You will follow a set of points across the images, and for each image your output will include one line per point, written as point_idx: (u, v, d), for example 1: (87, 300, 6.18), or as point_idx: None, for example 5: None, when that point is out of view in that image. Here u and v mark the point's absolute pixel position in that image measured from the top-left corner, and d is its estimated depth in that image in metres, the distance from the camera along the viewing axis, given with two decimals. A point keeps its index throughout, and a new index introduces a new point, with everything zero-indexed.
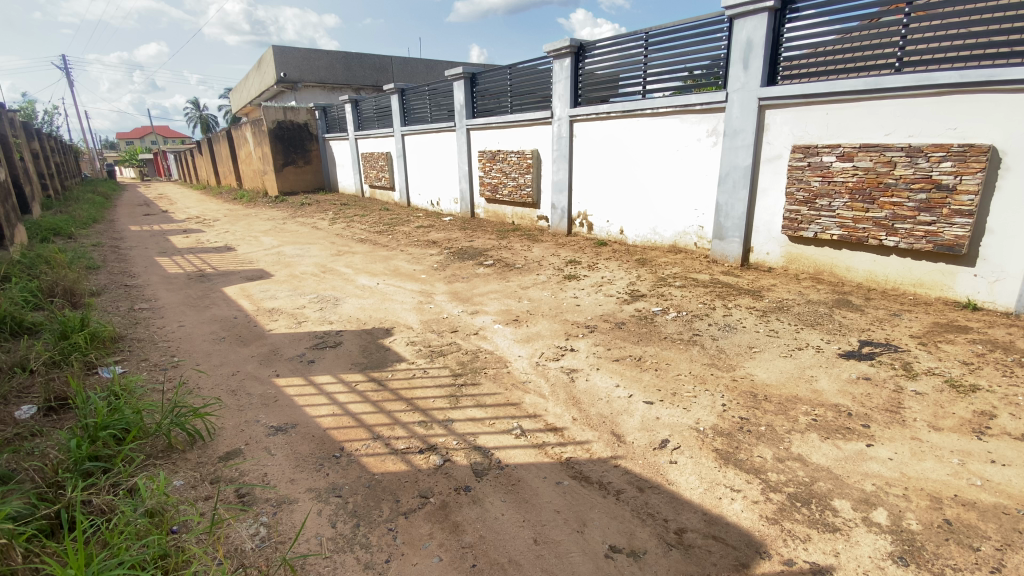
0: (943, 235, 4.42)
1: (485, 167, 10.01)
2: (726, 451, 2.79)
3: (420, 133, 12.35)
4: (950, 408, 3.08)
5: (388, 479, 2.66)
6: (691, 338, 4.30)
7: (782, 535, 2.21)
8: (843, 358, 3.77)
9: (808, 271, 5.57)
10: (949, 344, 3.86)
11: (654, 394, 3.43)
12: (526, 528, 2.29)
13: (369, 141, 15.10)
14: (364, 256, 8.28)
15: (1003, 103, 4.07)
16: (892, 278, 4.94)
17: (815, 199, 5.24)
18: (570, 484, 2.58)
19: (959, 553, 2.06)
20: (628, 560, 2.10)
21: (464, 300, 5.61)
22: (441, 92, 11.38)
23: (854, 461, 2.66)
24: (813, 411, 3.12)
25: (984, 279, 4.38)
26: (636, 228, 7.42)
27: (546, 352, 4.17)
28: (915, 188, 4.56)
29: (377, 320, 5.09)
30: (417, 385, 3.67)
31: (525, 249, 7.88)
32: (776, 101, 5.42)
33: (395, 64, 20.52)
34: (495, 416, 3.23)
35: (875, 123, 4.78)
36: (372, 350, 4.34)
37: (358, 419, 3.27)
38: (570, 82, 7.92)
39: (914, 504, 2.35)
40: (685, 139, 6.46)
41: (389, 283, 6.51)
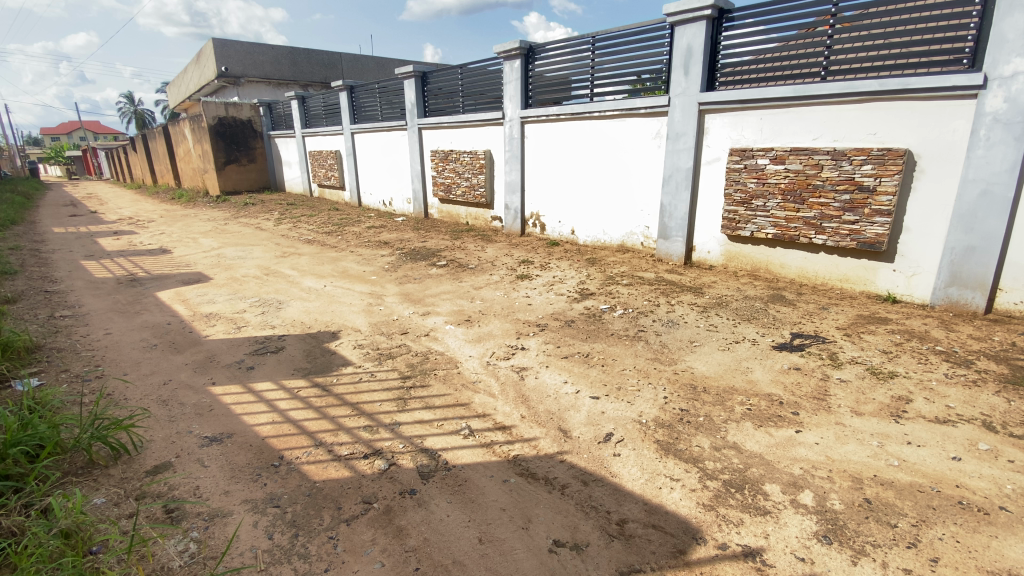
0: (865, 233, 4.75)
1: (438, 167, 9.92)
2: (667, 442, 2.87)
3: (371, 132, 12.08)
4: (871, 394, 3.30)
5: (330, 486, 2.58)
6: (637, 333, 4.42)
7: (716, 520, 2.30)
8: (776, 350, 3.97)
9: (746, 268, 5.85)
10: (871, 334, 4.14)
11: (600, 389, 3.50)
12: (471, 528, 2.27)
13: (317, 139, 14.64)
14: (311, 257, 8.01)
15: (916, 110, 4.42)
16: (821, 274, 5.25)
17: (751, 200, 5.50)
18: (516, 482, 2.59)
19: (878, 531, 2.21)
20: (572, 553, 2.13)
21: (416, 301, 5.53)
22: (392, 91, 11.18)
23: (784, 446, 2.80)
24: (747, 401, 3.26)
25: (903, 274, 4.74)
26: (586, 229, 7.55)
27: (497, 351, 4.17)
28: (840, 189, 4.86)
29: (323, 323, 4.94)
30: (363, 389, 3.57)
31: (478, 250, 7.86)
32: (715, 105, 5.66)
33: (345, 61, 19.98)
34: (443, 417, 3.19)
35: (804, 129, 5.08)
36: (316, 354, 4.20)
37: (300, 426, 3.16)
38: (520, 83, 7.98)
39: (838, 485, 2.50)
40: (631, 142, 6.64)
41: (337, 285, 6.33)
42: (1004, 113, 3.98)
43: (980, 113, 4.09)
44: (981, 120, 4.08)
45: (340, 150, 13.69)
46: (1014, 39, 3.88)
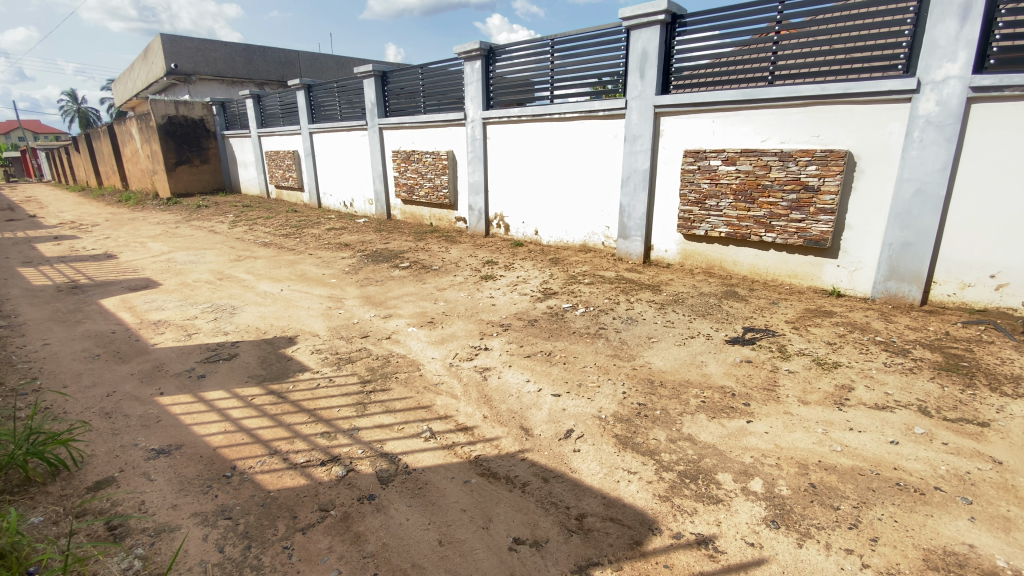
0: (810, 231, 4.98)
1: (400, 167, 9.80)
2: (625, 436, 2.93)
3: (330, 131, 11.82)
4: (816, 384, 3.46)
5: (285, 496, 2.51)
6: (597, 331, 4.50)
7: (672, 511, 2.36)
8: (729, 344, 4.11)
9: (701, 266, 6.02)
10: (817, 327, 4.34)
11: (561, 386, 3.54)
12: (431, 530, 2.26)
13: (274, 139, 14.21)
14: (268, 261, 7.76)
15: (855, 114, 4.67)
16: (771, 270, 5.47)
17: (704, 200, 5.67)
18: (477, 482, 2.58)
19: (821, 513, 2.32)
20: (531, 550, 2.14)
21: (377, 304, 5.44)
22: (352, 90, 10.97)
23: (736, 437, 2.90)
24: (702, 394, 3.37)
25: (846, 269, 4.99)
26: (549, 230, 7.61)
27: (459, 352, 4.15)
28: (787, 188, 5.07)
29: (279, 329, 4.80)
30: (320, 395, 3.49)
31: (442, 251, 7.81)
32: (671, 108, 5.82)
33: (303, 59, 19.45)
34: (404, 420, 3.15)
35: (753, 131, 5.29)
36: (272, 361, 4.07)
37: (253, 435, 3.06)
38: (481, 83, 7.98)
39: (786, 471, 2.61)
40: (591, 144, 6.76)
41: (295, 288, 6.17)
42: (935, 115, 4.23)
43: (914, 116, 4.34)
44: (915, 122, 4.34)
45: (298, 150, 13.33)
46: (946, 45, 4.14)
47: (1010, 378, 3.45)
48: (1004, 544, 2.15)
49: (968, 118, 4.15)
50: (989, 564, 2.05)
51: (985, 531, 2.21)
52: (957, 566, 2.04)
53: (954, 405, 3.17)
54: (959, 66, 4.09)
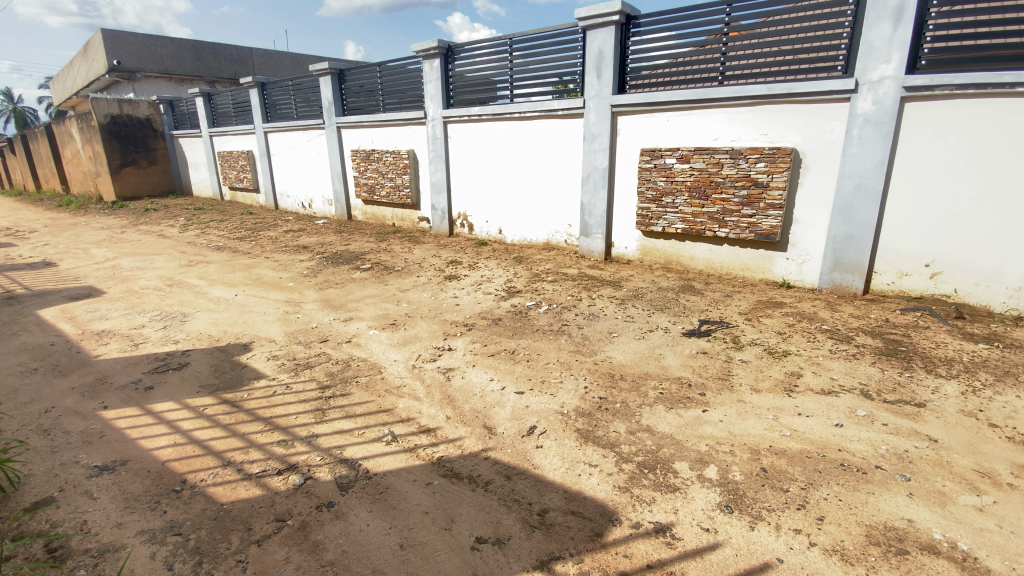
0: (761, 225, 5.17)
1: (360, 167, 9.62)
2: (586, 430, 2.98)
3: (286, 131, 11.48)
4: (768, 371, 3.61)
5: (239, 507, 2.43)
6: (560, 328, 4.54)
7: (631, 501, 2.42)
8: (686, 336, 4.23)
9: (659, 261, 6.17)
10: (769, 318, 4.52)
11: (524, 383, 3.56)
12: (392, 534, 2.23)
13: (227, 139, 13.70)
14: (221, 265, 7.48)
15: (799, 112, 4.88)
16: (725, 264, 5.65)
17: (661, 197, 5.81)
18: (440, 483, 2.56)
19: (772, 496, 2.42)
20: (493, 549, 2.15)
21: (337, 307, 5.32)
22: (308, 88, 10.69)
23: (692, 426, 2.99)
24: (660, 385, 3.46)
25: (794, 262, 5.21)
26: (512, 229, 7.63)
27: (423, 354, 4.10)
28: (738, 185, 5.25)
29: (234, 335, 4.64)
30: (277, 403, 3.38)
31: (405, 251, 7.72)
32: (627, 108, 5.93)
33: (256, 56, 18.79)
34: (364, 425, 3.09)
35: (706, 130, 5.45)
36: (225, 369, 3.93)
37: (205, 446, 2.94)
38: (440, 82, 7.93)
39: (739, 457, 2.70)
40: (551, 143, 6.82)
41: (250, 293, 5.97)
42: (873, 114, 4.47)
43: (853, 115, 4.57)
44: (854, 121, 4.57)
45: (253, 150, 12.89)
46: (881, 47, 4.37)
47: (943, 361, 3.68)
48: (938, 517, 2.29)
49: (902, 117, 4.40)
50: (926, 537, 2.18)
51: (922, 506, 2.36)
52: (897, 540, 2.17)
53: (893, 387, 3.36)
54: (893, 67, 4.33)
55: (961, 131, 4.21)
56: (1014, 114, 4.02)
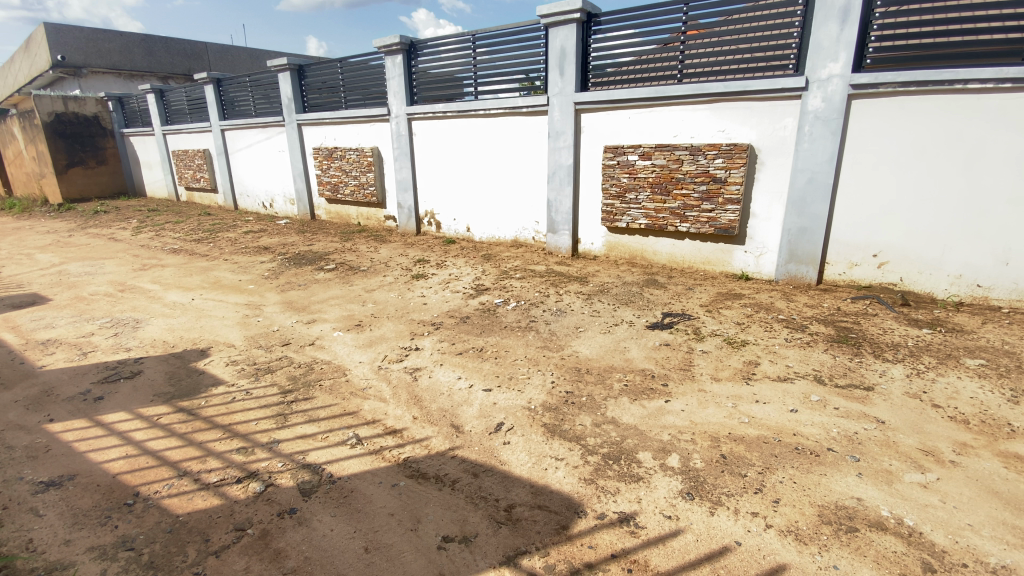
0: (720, 220, 5.32)
1: (322, 165, 9.41)
2: (553, 424, 3.01)
3: (244, 128, 11.12)
4: (727, 361, 3.72)
5: (196, 519, 2.35)
6: (528, 324, 4.56)
7: (596, 492, 2.46)
8: (650, 329, 4.31)
9: (624, 256, 6.27)
10: (728, 309, 4.65)
11: (492, 380, 3.56)
12: (356, 538, 2.20)
13: (182, 137, 13.18)
14: (177, 268, 7.20)
15: (755, 109, 5.03)
16: (688, 259, 5.78)
17: (625, 194, 5.90)
18: (406, 484, 2.54)
19: (731, 481, 2.50)
20: (460, 547, 2.15)
21: (300, 309, 5.19)
22: (267, 84, 10.38)
23: (656, 416, 3.06)
24: (624, 377, 3.53)
25: (752, 254, 5.38)
26: (480, 226, 7.60)
27: (389, 354, 4.05)
28: (698, 181, 5.37)
29: (190, 341, 4.48)
30: (236, 409, 3.28)
31: (371, 251, 7.61)
32: (590, 105, 6.00)
33: (212, 51, 18.09)
34: (328, 428, 3.03)
35: (666, 127, 5.56)
36: (181, 376, 3.79)
37: (159, 457, 2.83)
38: (403, 78, 7.82)
39: (700, 445, 2.78)
40: (517, 140, 6.83)
41: (208, 297, 5.77)
42: (822, 111, 4.65)
43: (805, 112, 4.74)
44: (805, 118, 4.74)
45: (209, 148, 12.43)
46: (829, 46, 4.54)
47: (890, 346, 3.87)
48: (885, 494, 2.42)
49: (849, 113, 4.59)
50: (874, 514, 2.30)
51: (871, 485, 2.48)
52: (847, 518, 2.27)
53: (844, 372, 3.52)
54: (841, 66, 4.51)
55: (905, 127, 4.41)
56: (952, 110, 4.23)
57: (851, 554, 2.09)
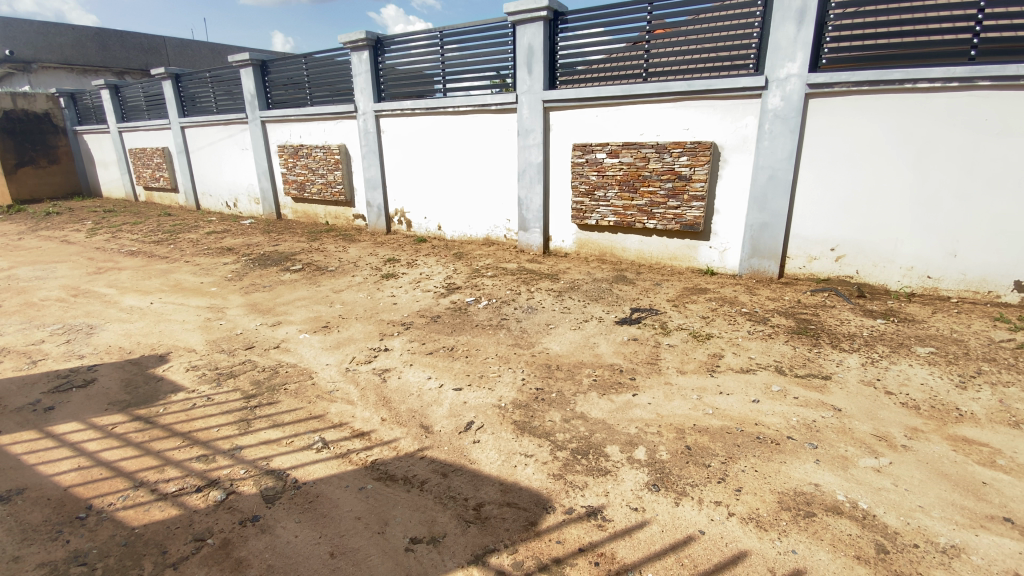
0: (685, 216, 5.42)
1: (288, 163, 9.19)
2: (523, 421, 3.02)
3: (205, 126, 10.77)
4: (693, 354, 3.80)
5: (153, 530, 2.27)
6: (499, 322, 4.56)
7: (565, 487, 2.48)
8: (619, 324, 4.37)
9: (594, 253, 6.33)
10: (694, 303, 4.76)
11: (462, 379, 3.55)
12: (322, 544, 2.16)
13: (139, 135, 12.68)
14: (135, 271, 6.93)
15: (717, 108, 5.14)
16: (655, 255, 5.88)
17: (594, 191, 5.95)
18: (373, 487, 2.51)
19: (695, 472, 2.56)
20: (428, 548, 2.13)
21: (264, 312, 5.06)
22: (228, 80, 10.08)
23: (623, 410, 3.11)
24: (593, 373, 3.57)
25: (717, 250, 5.50)
26: (451, 224, 7.56)
27: (357, 356, 4.00)
28: (664, 178, 5.46)
29: (148, 346, 4.32)
30: (197, 416, 3.18)
31: (340, 250, 7.48)
32: (558, 103, 6.03)
33: (170, 46, 17.44)
34: (293, 433, 2.97)
35: (633, 125, 5.64)
36: (138, 383, 3.65)
37: (114, 468, 2.72)
38: (370, 75, 7.70)
39: (666, 437, 2.84)
40: (486, 137, 6.81)
41: (168, 300, 5.57)
42: (781, 110, 4.79)
43: (764, 110, 4.88)
44: (765, 116, 4.88)
45: (169, 146, 11.99)
46: (786, 46, 4.68)
47: (847, 336, 4.02)
48: (840, 479, 2.51)
49: (807, 112, 4.75)
50: (830, 498, 2.39)
51: (828, 470, 2.57)
52: (805, 504, 2.35)
53: (803, 362, 3.65)
54: (798, 66, 4.65)
55: (859, 125, 4.58)
56: (903, 109, 4.41)
57: (809, 538, 2.16)
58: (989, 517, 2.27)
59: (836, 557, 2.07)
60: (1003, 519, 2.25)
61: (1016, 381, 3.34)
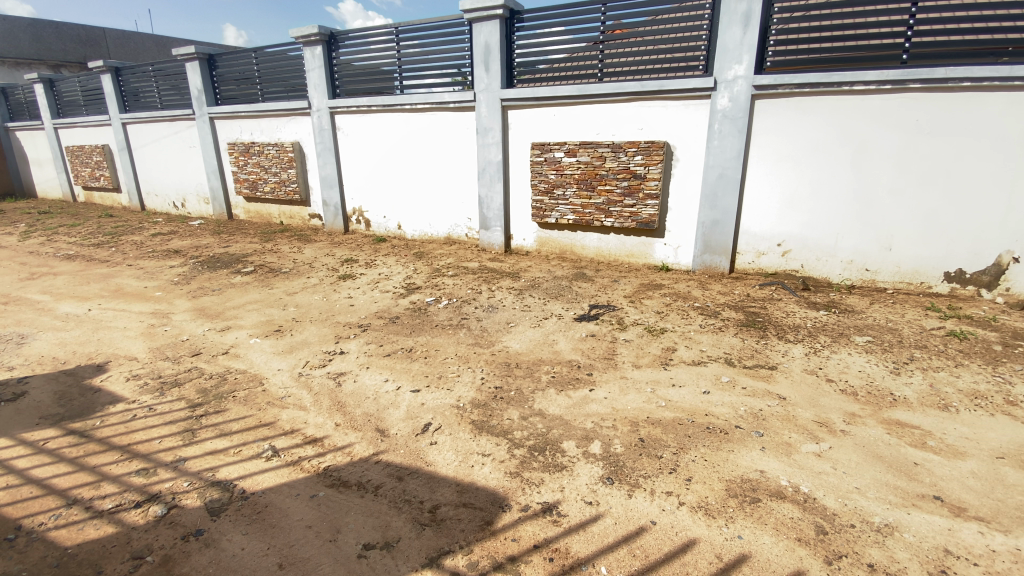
0: (641, 214, 5.54)
1: (239, 161, 8.87)
2: (481, 420, 3.02)
3: (149, 122, 10.25)
4: (647, 348, 3.89)
5: (88, 550, 2.15)
6: (459, 322, 4.54)
7: (521, 485, 2.50)
8: (577, 321, 4.43)
9: (554, 251, 6.39)
10: (650, 299, 4.87)
11: (420, 381, 3.52)
12: (270, 555, 2.10)
13: (76, 131, 11.95)
14: (72, 276, 6.53)
15: (670, 108, 5.27)
16: (613, 252, 5.99)
17: (553, 190, 6.00)
18: (325, 494, 2.45)
19: (648, 463, 2.63)
20: (381, 554, 2.11)
21: (213, 316, 4.86)
22: (173, 74, 9.61)
23: (580, 405, 3.15)
24: (552, 369, 3.60)
25: (672, 247, 5.65)
26: (412, 224, 7.47)
27: (311, 360, 3.89)
28: (619, 177, 5.56)
29: (85, 356, 4.08)
30: (138, 428, 3.03)
31: (295, 251, 7.27)
32: (516, 102, 6.04)
33: (111, 38, 16.46)
34: (241, 442, 2.87)
35: (589, 124, 5.71)
36: (73, 396, 3.44)
37: (44, 486, 2.56)
38: (324, 70, 7.50)
39: (621, 431, 2.90)
40: (445, 136, 6.76)
41: (109, 307, 5.28)
42: (730, 110, 4.95)
43: (714, 111, 5.03)
44: (714, 116, 5.03)
45: (110, 143, 11.35)
46: (733, 49, 4.84)
47: (792, 327, 4.21)
48: (784, 465, 2.63)
49: (753, 112, 4.93)
50: (774, 484, 2.49)
51: (773, 457, 2.68)
52: (751, 490, 2.45)
53: (751, 354, 3.79)
54: (744, 67, 4.82)
55: (802, 125, 4.79)
56: (842, 110, 4.63)
57: (754, 523, 2.25)
58: (919, 496, 2.42)
59: (779, 540, 2.17)
60: (933, 497, 2.41)
61: (944, 366, 3.58)
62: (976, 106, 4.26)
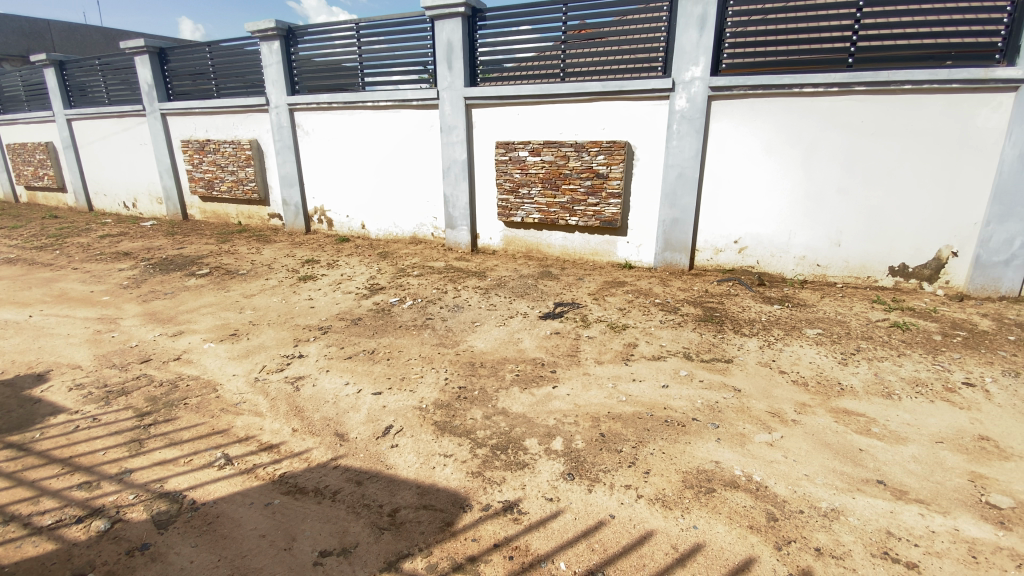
0: (604, 213, 5.61)
1: (193, 160, 8.54)
2: (443, 421, 3.00)
3: (96, 118, 9.77)
4: (610, 345, 3.95)
5: (21, 571, 2.04)
6: (424, 322, 4.50)
7: (482, 484, 2.50)
8: (542, 319, 4.46)
9: (520, 250, 6.41)
10: (613, 296, 4.94)
11: (382, 383, 3.47)
12: (222, 566, 2.04)
13: (16, 128, 11.28)
14: (10, 281, 6.16)
15: (631, 108, 5.35)
16: (578, 251, 6.05)
17: (518, 189, 6.01)
18: (281, 502, 2.40)
19: (607, 458, 2.67)
20: (338, 560, 2.07)
21: (165, 321, 4.68)
22: (121, 68, 9.18)
23: (543, 403, 3.18)
24: (515, 368, 3.62)
25: (634, 245, 5.75)
26: (376, 223, 7.36)
27: (268, 364, 3.79)
28: (583, 176, 5.62)
29: (25, 365, 3.86)
30: (80, 440, 2.88)
31: (253, 252, 7.05)
32: (479, 100, 6.02)
33: (55, 30, 15.59)
34: (192, 451, 2.77)
35: (552, 123, 5.75)
36: (9, 408, 3.24)
37: None
38: (282, 66, 7.30)
39: (582, 426, 2.93)
40: (409, 134, 6.69)
41: (52, 313, 5.00)
42: (687, 111, 5.07)
43: (672, 111, 5.14)
44: (673, 117, 5.15)
45: (53, 140, 10.76)
46: (691, 51, 4.96)
47: (747, 321, 4.35)
48: (737, 455, 2.72)
49: (709, 113, 5.06)
50: (728, 474, 2.57)
51: (727, 448, 2.77)
52: (706, 480, 2.52)
53: (709, 348, 3.90)
54: (701, 69, 4.94)
55: (756, 125, 4.95)
56: (793, 111, 4.81)
57: (708, 513, 2.32)
58: (864, 480, 2.55)
59: (732, 528, 2.24)
60: (876, 481, 2.54)
61: (888, 356, 3.77)
62: (916, 109, 4.49)
